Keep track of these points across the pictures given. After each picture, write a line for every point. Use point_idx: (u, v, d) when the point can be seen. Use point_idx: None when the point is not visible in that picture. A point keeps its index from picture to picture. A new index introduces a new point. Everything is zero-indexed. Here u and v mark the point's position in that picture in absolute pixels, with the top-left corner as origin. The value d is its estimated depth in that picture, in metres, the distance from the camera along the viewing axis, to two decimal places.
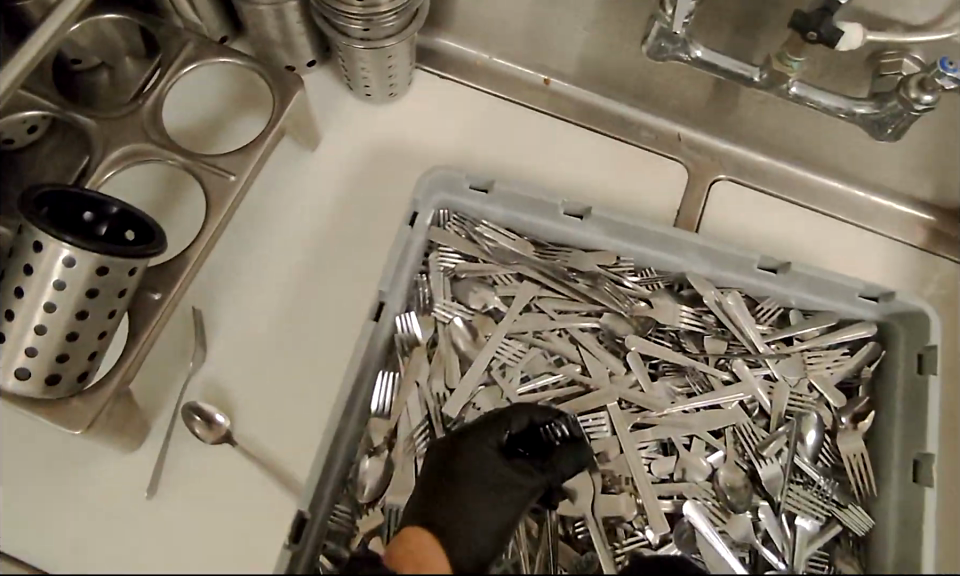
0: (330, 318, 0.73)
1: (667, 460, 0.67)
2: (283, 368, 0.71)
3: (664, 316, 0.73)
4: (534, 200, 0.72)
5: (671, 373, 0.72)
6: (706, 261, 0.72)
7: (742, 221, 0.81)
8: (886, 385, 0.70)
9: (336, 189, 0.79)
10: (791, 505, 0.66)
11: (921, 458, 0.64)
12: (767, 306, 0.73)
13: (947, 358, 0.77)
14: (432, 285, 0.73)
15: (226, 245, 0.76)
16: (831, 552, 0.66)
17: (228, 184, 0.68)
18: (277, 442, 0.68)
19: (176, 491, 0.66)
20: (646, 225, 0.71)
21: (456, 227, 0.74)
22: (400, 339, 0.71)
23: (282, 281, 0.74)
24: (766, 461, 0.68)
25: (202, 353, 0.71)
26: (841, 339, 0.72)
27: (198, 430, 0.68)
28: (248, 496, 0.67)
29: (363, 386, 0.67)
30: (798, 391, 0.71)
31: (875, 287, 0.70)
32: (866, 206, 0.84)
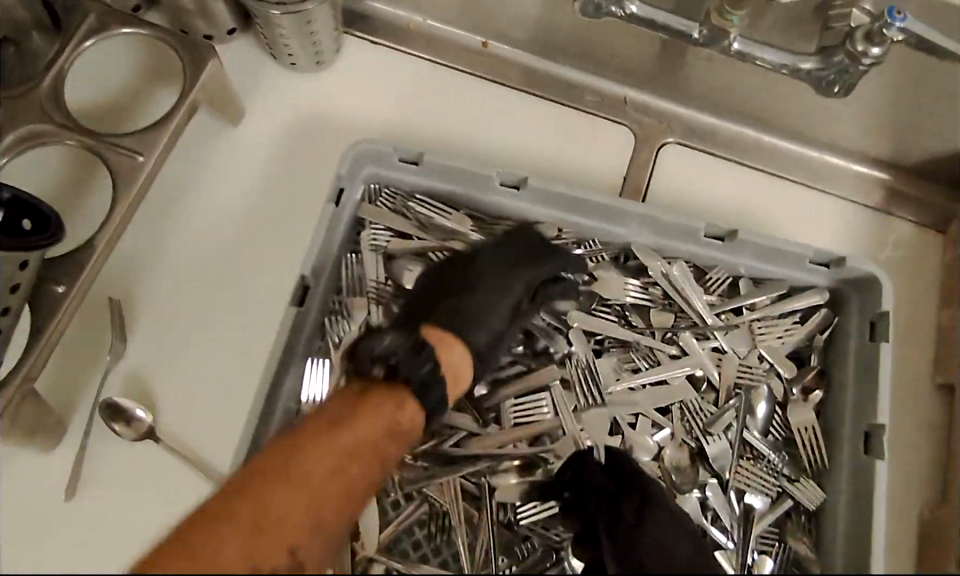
0: (255, 303, 0.69)
1: (611, 441, 0.65)
2: (206, 358, 0.67)
3: (610, 289, 0.69)
4: (467, 172, 0.68)
5: (617, 349, 0.68)
6: (651, 231, 0.69)
7: (691, 187, 0.78)
8: (837, 353, 0.68)
9: (260, 166, 0.74)
10: (740, 482, 0.64)
11: (873, 429, 0.61)
12: (715, 275, 0.70)
13: (901, 321, 0.75)
14: (365, 264, 0.70)
15: (144, 230, 0.71)
16: (782, 528, 0.64)
17: (136, 165, 0.63)
18: (202, 438, 0.65)
19: (97, 493, 0.63)
20: (585, 194, 0.67)
21: (387, 203, 0.70)
22: (331, 324, 0.67)
23: (205, 266, 0.70)
24: (713, 438, 0.65)
25: (120, 346, 0.67)
26: (792, 307, 0.69)
27: (118, 428, 0.64)
28: (174, 493, 0.64)
29: (290, 375, 0.64)
30: (748, 363, 0.68)
31: (825, 253, 0.66)
32: (822, 166, 0.80)
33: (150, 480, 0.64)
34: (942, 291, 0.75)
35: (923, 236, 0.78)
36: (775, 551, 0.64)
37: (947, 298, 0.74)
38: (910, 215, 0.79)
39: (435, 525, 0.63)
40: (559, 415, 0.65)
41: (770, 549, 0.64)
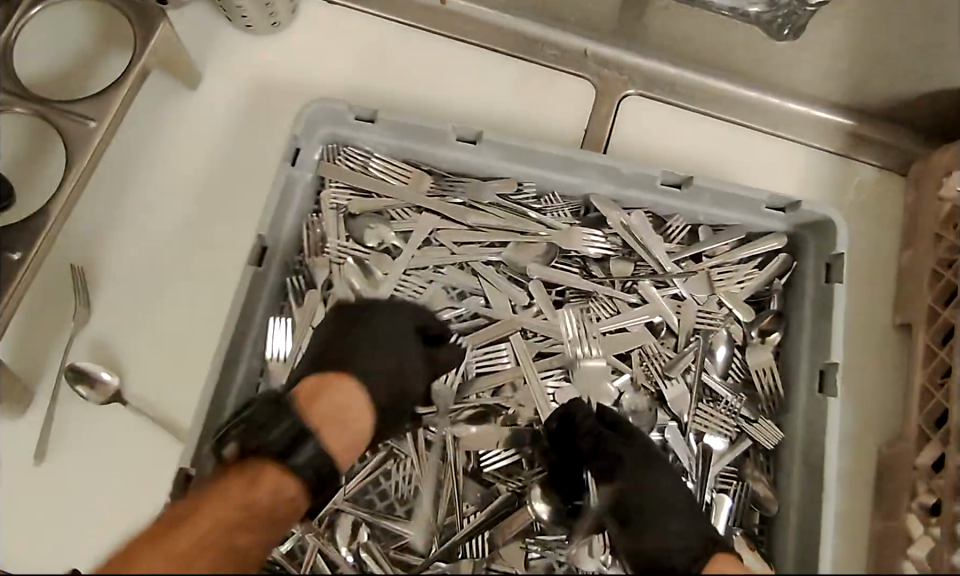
0: (215, 268, 0.70)
1: (572, 388, 0.66)
2: (168, 322, 0.68)
3: (570, 240, 0.69)
4: (423, 128, 0.68)
5: (577, 300, 0.69)
6: (609, 181, 0.69)
7: (653, 138, 0.78)
8: (796, 297, 0.68)
9: (217, 132, 0.74)
10: (699, 424, 0.65)
11: (826, 367, 0.62)
12: (675, 223, 0.70)
13: (863, 265, 0.75)
14: (325, 224, 0.69)
15: (103, 197, 0.71)
16: (741, 467, 0.65)
17: (89, 131, 0.63)
18: (169, 398, 0.66)
19: (65, 455, 0.65)
20: (541, 147, 0.67)
21: (347, 162, 0.70)
22: (292, 283, 0.68)
23: (165, 231, 0.71)
24: (672, 382, 0.66)
25: (84, 312, 0.67)
26: (751, 252, 0.69)
27: (84, 391, 0.65)
28: (143, 453, 0.65)
29: (252, 335, 0.64)
30: (707, 308, 0.69)
31: (780, 198, 0.66)
32: (785, 113, 0.80)
33: (119, 442, 0.65)
34: (904, 232, 0.76)
35: (885, 179, 0.78)
36: (734, 488, 0.64)
37: (908, 239, 0.75)
38: (873, 159, 0.79)
39: (399, 475, 0.63)
40: (520, 365, 0.66)
41: (729, 487, 0.65)
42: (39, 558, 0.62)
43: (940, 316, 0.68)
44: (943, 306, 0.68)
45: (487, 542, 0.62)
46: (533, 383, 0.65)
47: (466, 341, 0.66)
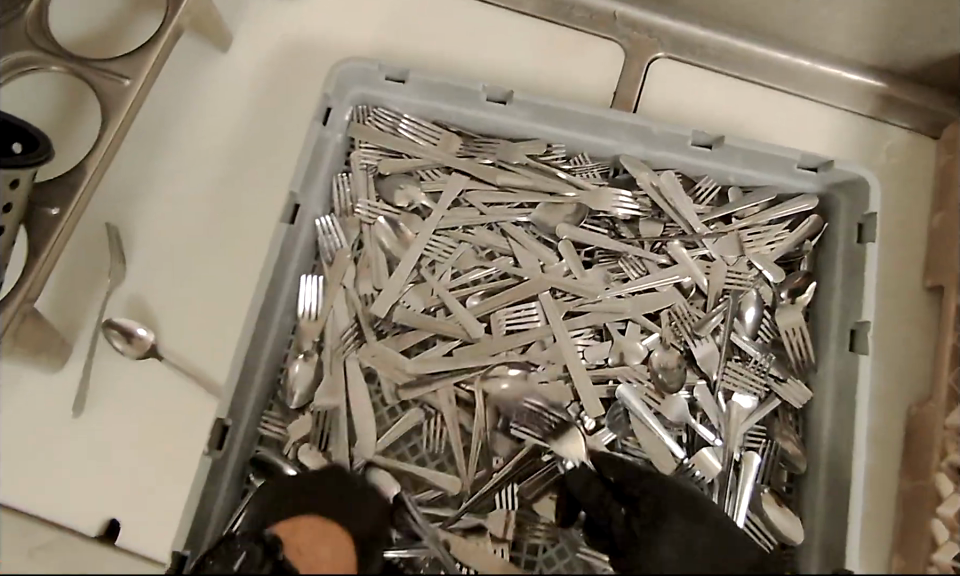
0: (247, 228, 0.71)
1: (601, 346, 0.66)
2: (201, 280, 0.69)
3: (600, 201, 0.69)
4: (454, 87, 0.68)
5: (607, 261, 0.69)
6: (639, 141, 0.69)
7: (682, 100, 0.77)
8: (828, 257, 0.68)
9: (247, 94, 0.74)
10: (728, 382, 0.66)
11: (857, 327, 0.62)
12: (704, 184, 0.70)
13: (894, 228, 0.74)
14: (355, 184, 0.70)
15: (135, 157, 0.72)
16: (769, 426, 0.65)
17: (123, 89, 0.64)
18: (202, 354, 0.67)
19: (101, 409, 0.66)
20: (571, 107, 0.67)
21: (377, 122, 0.70)
22: (323, 242, 0.68)
23: (197, 192, 0.71)
24: (701, 341, 0.66)
25: (120, 269, 0.69)
26: (781, 214, 0.69)
27: (120, 345, 0.67)
28: (178, 407, 0.66)
29: (284, 292, 0.65)
30: (736, 269, 0.69)
31: (813, 157, 0.66)
32: (816, 76, 0.79)
33: (155, 396, 0.66)
34: (936, 195, 0.75)
35: (917, 141, 0.77)
36: (762, 447, 0.65)
37: (940, 203, 0.74)
38: (905, 121, 0.78)
39: (429, 432, 0.64)
40: (550, 323, 0.66)
41: (757, 446, 0.65)
42: (79, 507, 0.64)
43: None
44: None
45: (516, 494, 0.63)
46: (563, 340, 0.65)
47: (496, 300, 0.67)
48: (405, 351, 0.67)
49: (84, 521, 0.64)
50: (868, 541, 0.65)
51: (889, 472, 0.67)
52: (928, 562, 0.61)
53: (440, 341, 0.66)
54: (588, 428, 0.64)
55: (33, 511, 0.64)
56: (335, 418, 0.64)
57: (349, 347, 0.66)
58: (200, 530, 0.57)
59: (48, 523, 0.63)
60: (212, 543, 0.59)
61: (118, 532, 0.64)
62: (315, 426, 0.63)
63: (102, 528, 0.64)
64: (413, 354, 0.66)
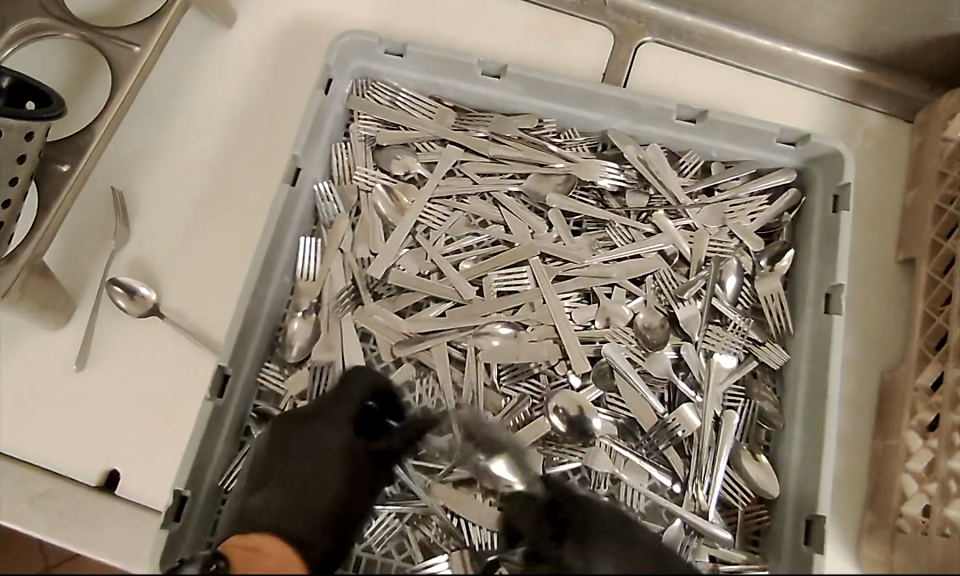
0: (247, 194, 0.73)
1: (588, 308, 0.69)
2: (202, 243, 0.71)
3: (588, 171, 0.72)
4: (450, 61, 0.71)
5: (594, 229, 0.72)
6: (626, 116, 0.72)
7: (668, 81, 0.80)
8: (805, 228, 0.71)
9: (249, 68, 0.77)
10: (709, 344, 0.68)
11: (832, 291, 0.65)
12: (688, 159, 0.73)
13: (869, 205, 0.78)
14: (353, 153, 0.72)
15: (141, 125, 0.75)
16: (747, 386, 0.68)
17: (133, 56, 0.66)
18: (202, 312, 0.70)
19: (104, 363, 0.68)
20: (562, 80, 0.70)
21: (375, 95, 0.73)
22: (323, 208, 0.71)
23: (200, 158, 0.74)
24: (684, 304, 0.69)
25: (124, 230, 0.71)
26: (760, 187, 0.72)
27: (123, 302, 0.69)
28: (178, 364, 0.68)
29: (284, 252, 0.68)
30: (719, 238, 0.72)
31: (791, 131, 0.69)
32: (796, 62, 0.83)
33: (156, 353, 0.68)
34: (909, 174, 0.78)
35: (892, 123, 0.81)
36: (740, 406, 0.68)
37: (912, 181, 0.77)
38: (881, 105, 0.81)
39: (423, 388, 0.66)
40: (539, 285, 0.69)
41: (735, 405, 0.68)
42: (81, 459, 0.66)
43: (942, 247, 0.71)
44: (945, 239, 0.71)
45: (506, 449, 0.65)
46: (552, 302, 0.68)
47: (487, 263, 0.70)
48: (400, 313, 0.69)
49: (85, 471, 0.65)
50: (842, 498, 0.68)
51: (863, 433, 0.70)
52: (898, 515, 0.64)
53: (433, 302, 0.69)
54: (575, 385, 0.67)
55: (36, 461, 0.65)
56: (330, 374, 0.66)
57: (345, 308, 0.68)
58: (199, 474, 0.59)
59: (49, 473, 0.65)
60: (211, 489, 0.61)
61: (118, 482, 0.65)
62: (312, 379, 0.66)
63: (102, 479, 0.65)
64: (407, 315, 0.69)
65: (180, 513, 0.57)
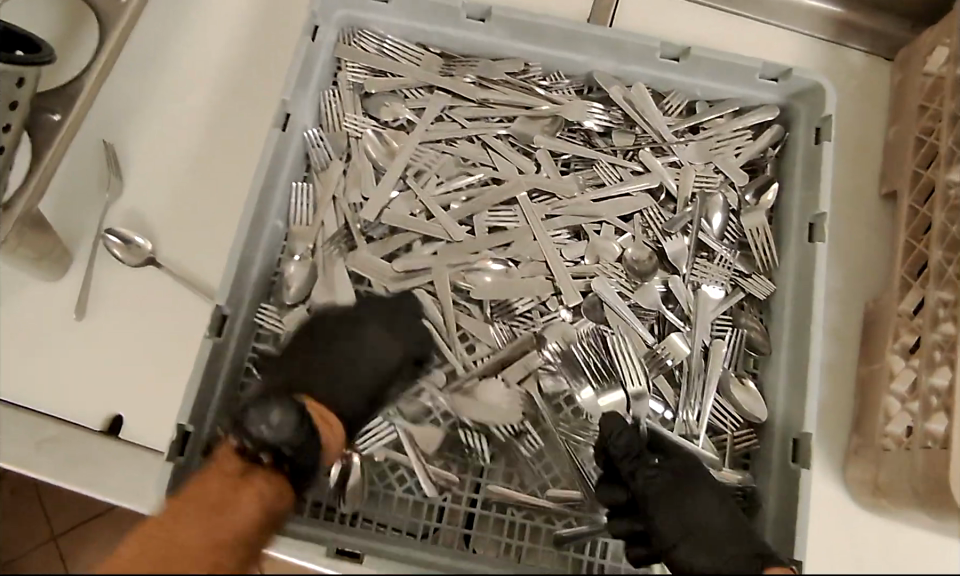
0: (238, 146, 0.73)
1: (578, 244, 0.70)
2: (195, 195, 0.72)
3: (574, 112, 0.73)
4: (435, 4, 0.72)
5: (582, 168, 0.73)
6: (610, 57, 0.73)
7: (652, 25, 0.81)
8: (789, 163, 0.73)
9: (236, 21, 0.77)
10: (696, 278, 0.70)
11: (815, 219, 0.66)
12: (673, 99, 0.75)
13: (851, 141, 0.79)
14: (342, 100, 0.73)
15: (128, 78, 0.75)
16: (734, 314, 0.70)
17: (119, 6, 0.67)
18: (198, 262, 0.71)
19: (104, 312, 0.69)
20: (547, 22, 0.71)
21: (363, 43, 0.74)
22: (315, 155, 0.72)
23: (188, 110, 0.74)
24: (672, 238, 0.71)
25: (118, 182, 0.72)
26: (744, 123, 0.74)
27: (119, 253, 0.70)
28: (176, 311, 0.69)
29: (277, 198, 0.69)
30: (704, 174, 0.73)
31: (773, 66, 0.71)
32: (778, 3, 0.83)
33: (153, 302, 0.69)
34: (891, 110, 0.79)
35: (874, 61, 0.82)
36: (729, 334, 0.69)
37: (894, 116, 0.78)
38: (862, 44, 0.82)
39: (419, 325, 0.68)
40: (530, 222, 0.70)
41: (724, 334, 0.69)
42: (83, 404, 0.67)
43: (922, 177, 0.71)
44: (925, 168, 0.71)
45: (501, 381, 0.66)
46: (543, 239, 0.70)
47: (479, 203, 0.71)
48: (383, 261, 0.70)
49: (90, 416, 0.66)
50: (828, 424, 0.70)
51: (847, 361, 0.72)
52: (883, 435, 0.65)
53: (426, 242, 0.70)
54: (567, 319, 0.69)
55: (40, 407, 0.66)
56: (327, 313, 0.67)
57: (339, 251, 0.69)
58: (202, 411, 0.60)
59: (52, 418, 0.66)
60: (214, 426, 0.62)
61: (122, 426, 0.66)
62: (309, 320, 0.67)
63: (107, 423, 0.66)
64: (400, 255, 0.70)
65: (185, 448, 0.58)
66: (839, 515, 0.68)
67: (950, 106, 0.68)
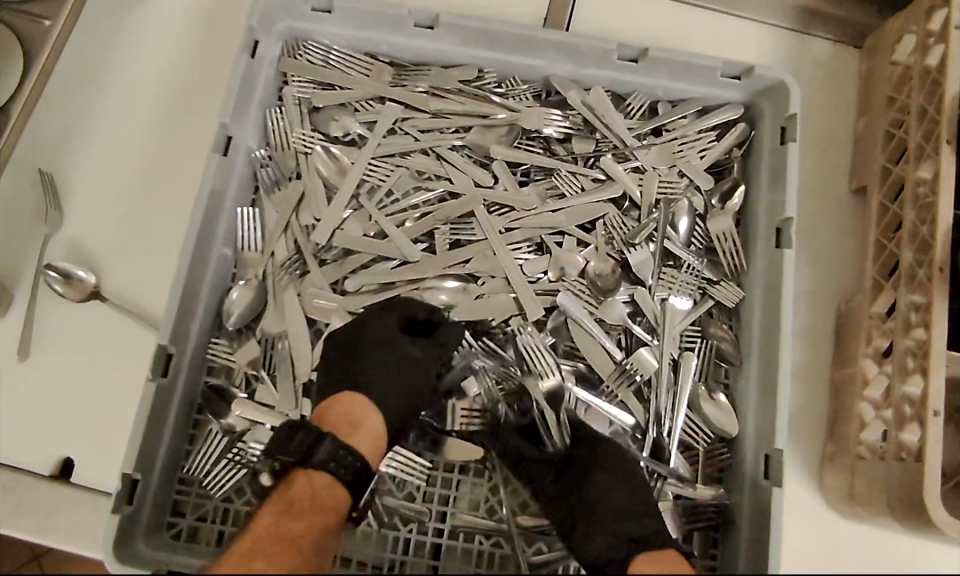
0: (182, 169, 0.70)
1: (540, 260, 0.68)
2: (140, 222, 0.69)
3: (530, 120, 0.70)
4: (380, 13, 0.68)
5: (541, 178, 0.71)
6: (567, 60, 0.70)
7: (610, 21, 0.78)
8: (755, 163, 0.70)
9: (176, 35, 0.74)
10: (663, 289, 0.68)
11: (782, 224, 0.64)
12: (634, 101, 0.72)
13: (820, 135, 0.77)
14: (288, 116, 0.70)
15: (64, 103, 0.71)
16: (703, 324, 0.68)
17: (44, 29, 0.63)
18: (144, 293, 0.68)
19: (47, 350, 0.66)
20: (498, 27, 0.68)
21: (308, 55, 0.71)
22: (262, 175, 0.69)
23: (127, 134, 0.71)
24: (637, 248, 0.68)
25: (58, 214, 0.68)
26: (708, 123, 0.71)
27: (61, 288, 0.67)
28: (124, 347, 0.66)
29: (222, 224, 0.66)
30: (667, 179, 0.70)
31: (735, 65, 0.68)
32: None
33: (99, 337, 0.66)
34: (860, 101, 0.77)
35: (841, 51, 0.79)
36: (698, 346, 0.67)
37: (862, 107, 0.76)
38: (830, 32, 0.79)
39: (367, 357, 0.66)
40: (489, 238, 0.68)
41: (694, 345, 0.67)
42: (31, 449, 0.64)
43: (891, 173, 0.69)
44: (895, 164, 0.69)
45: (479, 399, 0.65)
46: (503, 256, 0.67)
47: (436, 219, 0.68)
48: (334, 284, 0.67)
49: (38, 460, 0.64)
50: (803, 431, 0.69)
51: (821, 365, 0.70)
52: (858, 443, 0.64)
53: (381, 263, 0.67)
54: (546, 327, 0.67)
55: None
56: (279, 344, 0.65)
57: (290, 278, 0.66)
58: (149, 456, 0.58)
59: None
60: (165, 469, 0.60)
61: (73, 469, 0.64)
62: (262, 351, 0.65)
63: (56, 467, 0.64)
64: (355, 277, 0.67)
65: (133, 496, 0.56)
66: (815, 525, 0.66)
67: (918, 99, 0.66)
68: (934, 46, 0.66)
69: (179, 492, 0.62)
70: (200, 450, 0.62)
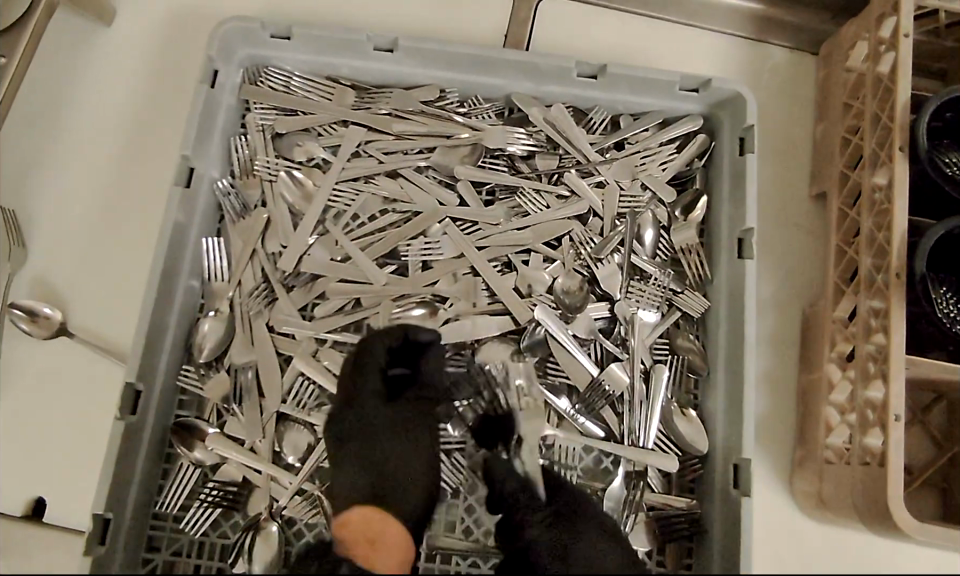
0: (146, 201, 0.70)
1: (508, 278, 0.68)
2: (104, 255, 0.69)
3: (494, 139, 0.71)
4: (339, 39, 0.69)
5: (506, 196, 0.71)
6: (527, 79, 0.71)
7: (570, 37, 0.78)
8: (716, 173, 0.71)
9: (134, 65, 0.73)
10: (631, 301, 0.68)
11: (743, 235, 0.65)
12: (595, 116, 0.73)
13: (779, 141, 0.78)
14: (252, 143, 0.70)
15: (20, 140, 0.70)
16: (671, 337, 0.69)
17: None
18: (111, 327, 0.67)
19: (15, 389, 0.66)
20: (457, 49, 0.68)
21: (269, 82, 0.71)
22: (227, 204, 0.69)
23: (93, 168, 0.71)
24: (603, 264, 0.69)
25: (21, 251, 0.67)
26: (669, 136, 0.72)
27: (25, 325, 0.66)
28: (92, 383, 0.66)
29: (187, 255, 0.66)
30: (631, 193, 0.71)
31: (692, 78, 0.69)
32: (699, 3, 0.81)
33: (69, 373, 0.66)
34: (818, 107, 0.78)
35: (797, 57, 0.80)
36: (669, 360, 0.68)
37: (820, 112, 0.77)
38: (786, 40, 0.80)
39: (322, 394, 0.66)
40: (460, 257, 0.68)
41: (664, 359, 0.68)
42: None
43: (849, 179, 0.70)
44: (853, 170, 0.70)
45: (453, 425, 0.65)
46: (483, 273, 0.68)
47: (403, 240, 0.68)
48: (302, 310, 0.67)
49: (8, 500, 0.63)
50: (772, 434, 0.70)
51: (788, 370, 0.71)
52: (825, 447, 0.65)
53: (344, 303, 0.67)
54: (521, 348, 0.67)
55: None
56: (246, 374, 0.65)
57: (259, 306, 0.66)
58: (121, 494, 0.58)
59: None
60: (138, 506, 0.60)
61: (45, 509, 0.63)
62: (231, 384, 0.65)
63: (27, 507, 0.63)
64: (313, 309, 0.67)
65: (106, 536, 0.56)
66: (785, 528, 0.68)
67: (872, 105, 0.67)
68: (886, 54, 0.67)
69: (154, 526, 0.62)
70: (173, 486, 0.63)
